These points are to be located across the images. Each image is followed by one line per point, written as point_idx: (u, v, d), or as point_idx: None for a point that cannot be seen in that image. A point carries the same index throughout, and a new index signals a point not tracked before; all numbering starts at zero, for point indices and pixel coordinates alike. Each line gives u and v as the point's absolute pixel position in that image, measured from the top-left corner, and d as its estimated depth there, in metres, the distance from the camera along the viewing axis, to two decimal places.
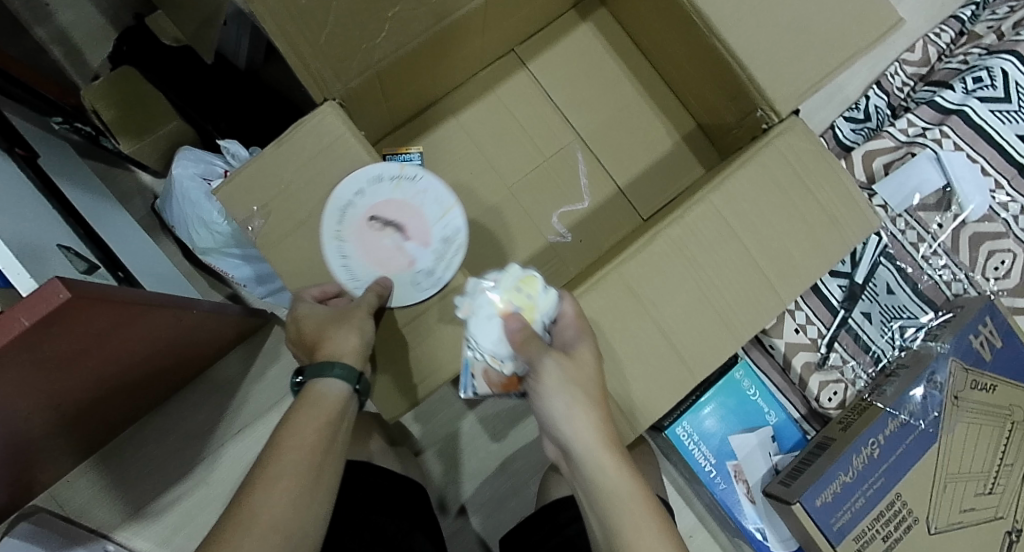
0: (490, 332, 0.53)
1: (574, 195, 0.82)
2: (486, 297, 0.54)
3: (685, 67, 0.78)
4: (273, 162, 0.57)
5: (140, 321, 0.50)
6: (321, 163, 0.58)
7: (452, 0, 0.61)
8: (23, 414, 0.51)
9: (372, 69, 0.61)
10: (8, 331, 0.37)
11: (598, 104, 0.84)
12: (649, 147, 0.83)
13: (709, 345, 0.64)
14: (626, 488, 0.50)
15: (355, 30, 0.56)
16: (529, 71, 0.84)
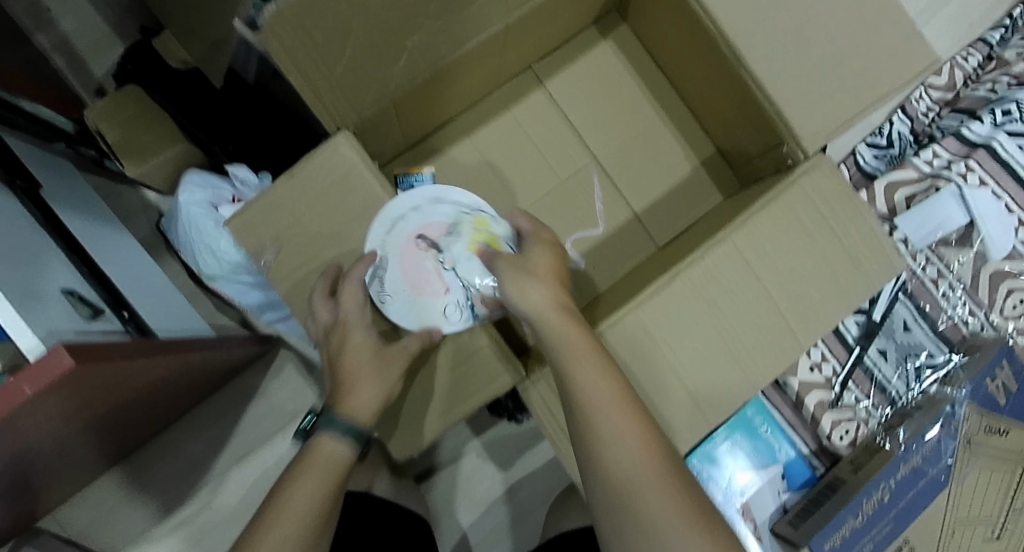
0: (472, 267, 0.59)
1: (590, 221, 0.80)
2: (458, 243, 0.61)
3: (708, 92, 0.76)
4: (284, 194, 0.54)
5: (145, 370, 0.48)
6: (331, 196, 0.55)
7: (473, 26, 0.59)
8: (23, 459, 0.50)
9: (389, 98, 0.60)
10: (10, 403, 0.35)
11: (616, 125, 0.82)
12: (666, 171, 0.81)
13: (726, 388, 0.63)
14: (583, 355, 0.46)
15: (374, 63, 0.54)
16: (546, 89, 0.81)
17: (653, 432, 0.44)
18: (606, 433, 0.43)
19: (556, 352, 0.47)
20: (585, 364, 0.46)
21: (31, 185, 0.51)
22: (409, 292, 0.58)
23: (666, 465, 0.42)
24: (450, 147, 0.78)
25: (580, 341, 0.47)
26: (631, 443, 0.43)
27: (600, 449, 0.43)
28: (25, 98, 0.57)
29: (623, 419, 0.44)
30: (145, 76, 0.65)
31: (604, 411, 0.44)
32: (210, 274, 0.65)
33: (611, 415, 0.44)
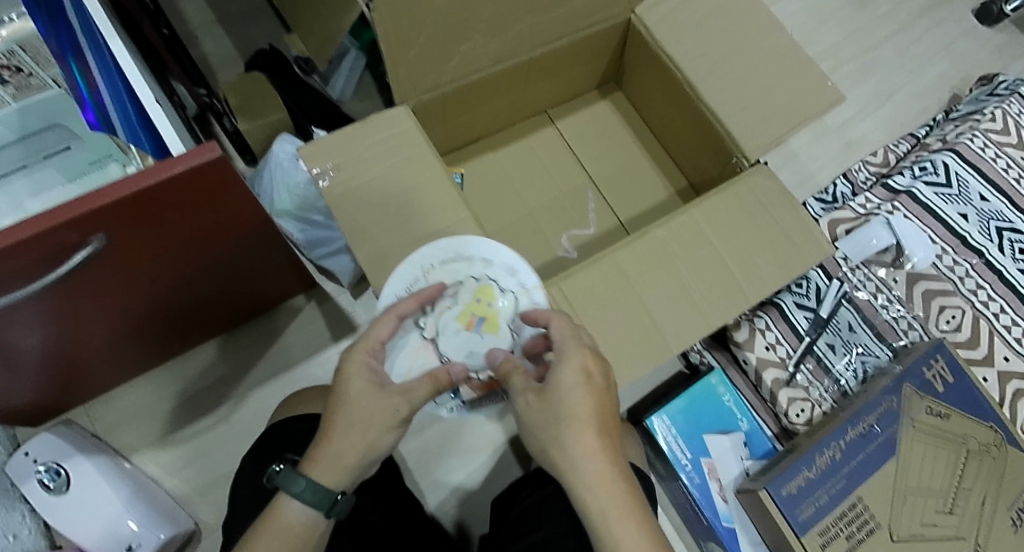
0: (460, 340, 0.74)
1: (583, 223, 0.99)
2: (448, 314, 0.75)
3: (680, 132, 0.99)
4: (353, 135, 0.78)
5: (236, 219, 0.65)
6: (390, 145, 0.79)
7: (505, 52, 0.86)
8: (128, 283, 0.65)
9: (439, 89, 0.85)
10: (168, 172, 0.51)
11: (610, 159, 1.05)
12: (649, 195, 1.02)
13: (680, 323, 0.76)
14: (602, 478, 0.54)
15: (432, 59, 0.79)
16: (555, 128, 1.06)
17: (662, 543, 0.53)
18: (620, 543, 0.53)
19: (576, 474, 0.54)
20: (609, 486, 0.54)
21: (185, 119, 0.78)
22: (425, 345, 0.73)
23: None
24: (477, 160, 1.02)
25: (591, 459, 0.54)
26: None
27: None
28: (177, 80, 0.84)
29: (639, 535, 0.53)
30: (272, 70, 0.91)
31: (618, 531, 0.53)
32: (283, 211, 0.82)
33: (622, 526, 0.53)
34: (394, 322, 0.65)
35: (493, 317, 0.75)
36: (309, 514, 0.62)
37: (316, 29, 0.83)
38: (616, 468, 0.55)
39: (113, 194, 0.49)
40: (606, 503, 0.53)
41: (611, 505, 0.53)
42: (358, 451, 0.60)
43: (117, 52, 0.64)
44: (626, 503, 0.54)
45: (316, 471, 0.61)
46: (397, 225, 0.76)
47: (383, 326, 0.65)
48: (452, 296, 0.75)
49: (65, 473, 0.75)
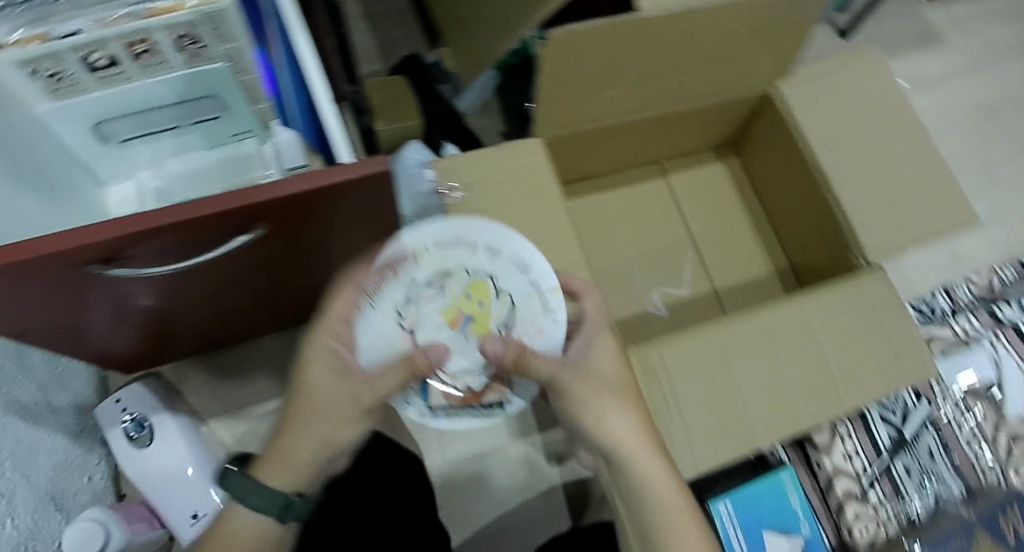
0: (440, 335, 0.64)
1: (677, 281, 0.98)
2: (438, 300, 0.64)
3: (793, 212, 0.97)
4: (487, 161, 0.80)
5: (375, 224, 0.63)
6: (522, 176, 0.80)
7: (644, 102, 0.87)
8: (255, 266, 0.65)
9: (575, 127, 0.86)
10: (330, 178, 0.48)
11: (715, 222, 1.04)
12: (747, 267, 1.01)
13: (770, 410, 0.76)
14: (678, 496, 0.61)
15: (578, 97, 0.80)
16: (666, 179, 1.06)
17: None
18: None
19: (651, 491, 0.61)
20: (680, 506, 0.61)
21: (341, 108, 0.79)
22: (401, 334, 0.64)
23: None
24: (583, 196, 1.02)
25: (663, 475, 0.61)
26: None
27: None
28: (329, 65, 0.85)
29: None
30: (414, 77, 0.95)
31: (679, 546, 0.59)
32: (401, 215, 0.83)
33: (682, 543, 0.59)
34: (352, 298, 0.62)
35: (483, 316, 0.65)
36: (260, 517, 0.62)
37: (474, 44, 0.86)
38: (678, 485, 0.61)
39: (251, 195, 0.47)
40: (674, 522, 0.60)
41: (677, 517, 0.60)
42: (310, 446, 0.60)
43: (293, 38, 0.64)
44: (691, 523, 0.60)
45: (265, 472, 0.62)
46: None
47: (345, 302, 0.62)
48: (441, 288, 0.65)
49: (149, 428, 0.77)
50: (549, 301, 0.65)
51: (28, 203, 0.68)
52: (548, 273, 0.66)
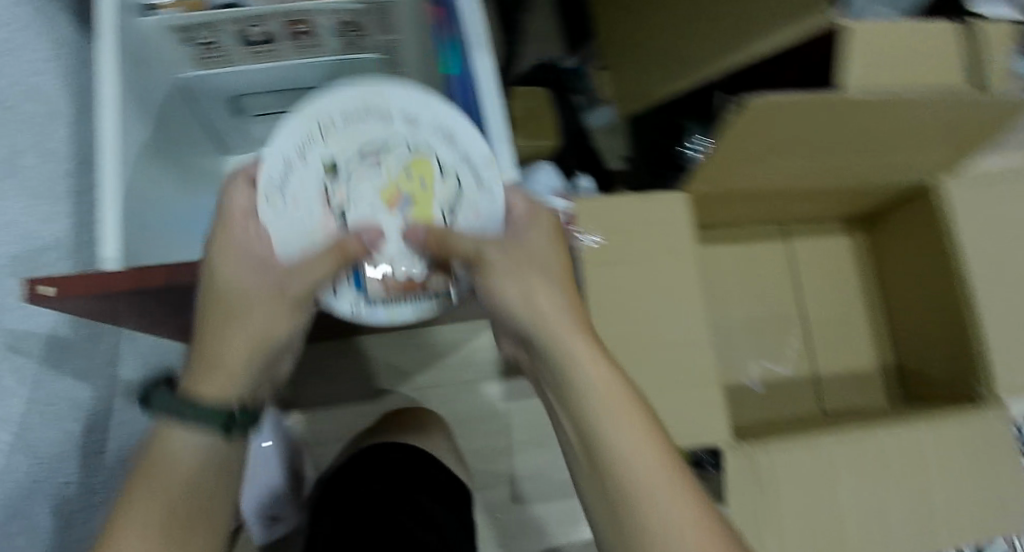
0: (369, 217, 0.49)
1: (779, 359, 0.92)
2: (367, 180, 0.50)
3: (920, 315, 0.91)
4: (632, 209, 0.73)
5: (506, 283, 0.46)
6: (662, 234, 0.74)
7: (804, 175, 0.79)
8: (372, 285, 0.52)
9: (723, 187, 0.79)
10: None
11: (829, 302, 0.98)
12: (853, 359, 0.95)
13: (865, 533, 0.73)
14: (606, 385, 0.45)
15: (743, 163, 0.73)
16: (789, 243, 0.98)
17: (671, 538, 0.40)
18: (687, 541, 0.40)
19: (584, 373, 0.45)
20: (633, 429, 0.43)
21: None
22: (326, 220, 0.49)
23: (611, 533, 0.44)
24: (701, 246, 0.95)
25: (641, 435, 0.43)
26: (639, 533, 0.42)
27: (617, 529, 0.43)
28: None
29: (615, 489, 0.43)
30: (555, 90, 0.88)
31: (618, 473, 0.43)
32: None
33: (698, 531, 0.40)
34: (253, 190, 0.47)
35: (425, 199, 0.50)
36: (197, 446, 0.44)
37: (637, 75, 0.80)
38: (629, 398, 0.45)
39: None
40: (633, 454, 0.43)
41: (641, 448, 0.43)
42: (247, 346, 0.45)
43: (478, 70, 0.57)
44: (633, 443, 0.43)
45: (196, 381, 0.45)
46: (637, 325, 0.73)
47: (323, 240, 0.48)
48: (376, 164, 0.50)
49: None
50: (483, 173, 0.51)
51: (166, 180, 0.65)
52: (463, 121, 0.52)
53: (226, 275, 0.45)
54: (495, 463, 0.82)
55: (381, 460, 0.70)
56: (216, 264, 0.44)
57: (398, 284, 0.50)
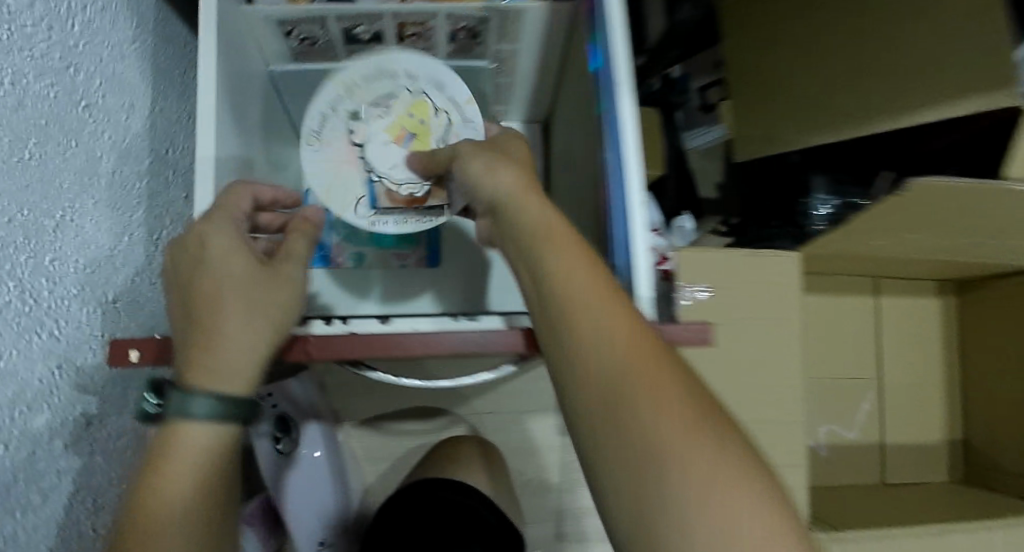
0: (387, 158, 0.51)
1: (848, 424, 0.88)
2: (380, 119, 0.52)
3: (1005, 398, 0.85)
4: (740, 266, 0.66)
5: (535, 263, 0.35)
6: (765, 296, 0.67)
7: (926, 246, 0.71)
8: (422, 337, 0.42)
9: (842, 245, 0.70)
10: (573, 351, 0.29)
11: (906, 367, 0.92)
12: (922, 429, 0.91)
13: None
14: (630, 350, 0.27)
15: (873, 231, 0.65)
16: (875, 299, 0.92)
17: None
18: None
19: (574, 319, 0.29)
20: (695, 419, 0.25)
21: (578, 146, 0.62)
22: (344, 155, 0.52)
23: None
24: None
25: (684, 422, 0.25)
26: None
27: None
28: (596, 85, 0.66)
29: (679, 532, 0.23)
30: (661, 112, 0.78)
31: (692, 508, 0.24)
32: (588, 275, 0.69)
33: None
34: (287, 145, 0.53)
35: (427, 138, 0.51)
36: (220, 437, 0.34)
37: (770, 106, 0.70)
38: (672, 375, 0.27)
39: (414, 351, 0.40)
40: (688, 458, 0.24)
41: (717, 462, 0.24)
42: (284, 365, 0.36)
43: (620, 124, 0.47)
44: (715, 458, 0.24)
45: None
46: (726, 394, 0.67)
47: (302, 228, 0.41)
48: (381, 104, 0.52)
49: (295, 433, 0.65)
50: (467, 113, 0.51)
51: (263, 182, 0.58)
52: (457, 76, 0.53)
53: (236, 257, 0.36)
54: (543, 499, 0.78)
55: (430, 500, 0.63)
56: (200, 239, 0.36)
57: (402, 201, 0.51)
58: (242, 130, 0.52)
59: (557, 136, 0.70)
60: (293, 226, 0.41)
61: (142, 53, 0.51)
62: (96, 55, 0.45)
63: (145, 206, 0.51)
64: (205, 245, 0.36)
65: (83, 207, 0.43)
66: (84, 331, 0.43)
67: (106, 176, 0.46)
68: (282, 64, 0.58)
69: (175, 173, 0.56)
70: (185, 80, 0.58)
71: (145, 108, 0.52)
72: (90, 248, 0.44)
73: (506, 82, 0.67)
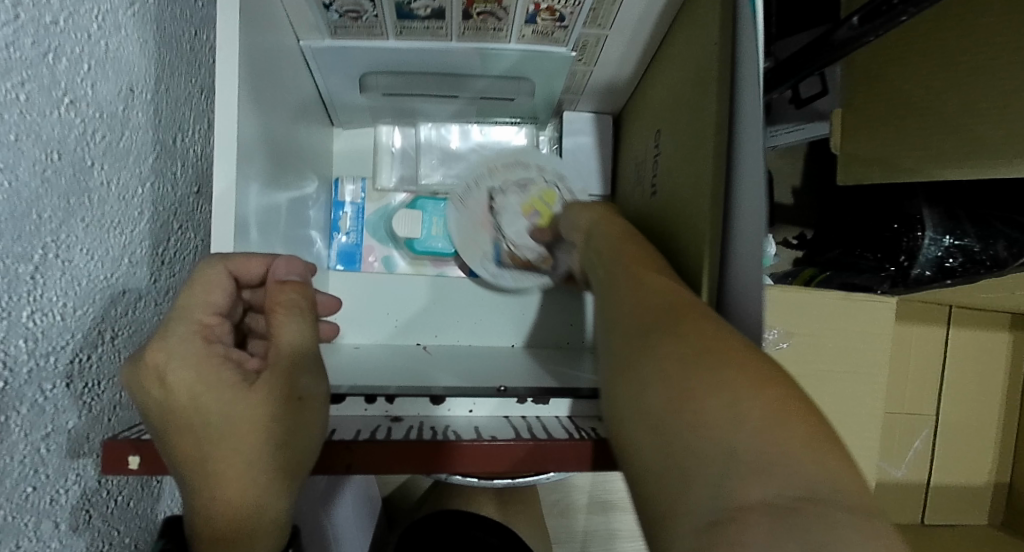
0: (517, 229, 0.59)
1: (895, 459, 0.83)
2: (516, 195, 0.60)
3: None
4: (822, 310, 0.59)
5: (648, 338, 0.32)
6: (845, 345, 0.59)
7: None
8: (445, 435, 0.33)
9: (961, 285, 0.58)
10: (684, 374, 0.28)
11: (969, 404, 0.85)
12: (974, 470, 0.85)
13: None
14: (688, 310, 0.33)
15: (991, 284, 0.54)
16: (948, 330, 0.83)
17: (787, 475, 0.22)
18: (825, 480, 0.22)
19: (643, 287, 0.36)
20: (739, 348, 0.29)
21: (665, 160, 0.50)
22: (482, 220, 0.60)
23: (735, 486, 0.23)
24: None
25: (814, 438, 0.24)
26: (767, 483, 0.22)
27: (743, 511, 0.22)
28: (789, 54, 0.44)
29: (721, 425, 0.25)
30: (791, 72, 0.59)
31: (723, 398, 0.26)
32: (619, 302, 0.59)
33: (844, 480, 0.23)
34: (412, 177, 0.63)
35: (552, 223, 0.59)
36: None
37: (902, 114, 0.55)
38: (722, 328, 0.31)
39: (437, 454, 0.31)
40: (728, 368, 0.27)
41: (754, 377, 0.27)
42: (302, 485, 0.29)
43: (751, 173, 0.35)
44: (758, 375, 0.27)
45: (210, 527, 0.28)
46: None
47: (282, 300, 0.31)
48: (519, 184, 0.60)
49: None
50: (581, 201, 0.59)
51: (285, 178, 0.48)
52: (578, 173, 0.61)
53: (206, 393, 0.27)
54: (572, 520, 0.75)
55: (462, 539, 0.59)
56: (158, 372, 0.27)
57: (521, 261, 0.60)
58: (268, 132, 0.41)
59: (632, 135, 0.59)
60: (270, 300, 0.31)
61: (145, 22, 0.40)
62: (80, 32, 0.34)
63: (150, 215, 0.42)
64: (166, 379, 0.27)
65: (72, 235, 0.34)
66: (71, 389, 0.35)
67: (99, 190, 0.37)
68: (315, 38, 0.47)
69: (184, 165, 0.47)
70: (194, 44, 0.47)
71: (148, 90, 0.42)
72: (82, 284, 0.35)
73: (586, 69, 0.55)
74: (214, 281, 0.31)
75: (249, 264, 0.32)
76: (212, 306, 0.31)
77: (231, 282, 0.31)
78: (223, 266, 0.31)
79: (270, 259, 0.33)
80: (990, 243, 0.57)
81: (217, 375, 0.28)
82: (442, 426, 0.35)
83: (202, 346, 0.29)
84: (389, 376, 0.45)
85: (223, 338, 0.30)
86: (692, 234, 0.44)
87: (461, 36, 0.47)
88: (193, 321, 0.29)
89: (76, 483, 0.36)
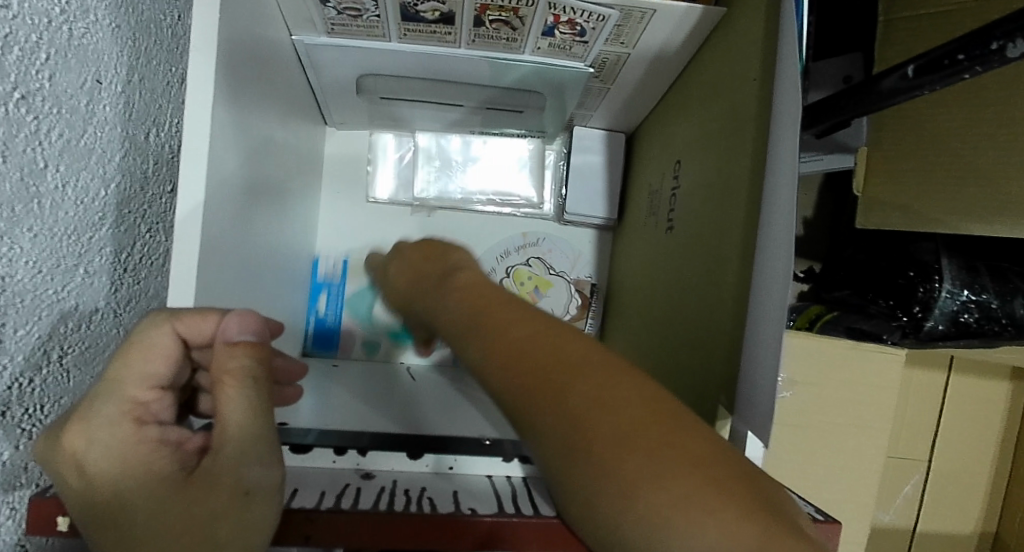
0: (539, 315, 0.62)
1: (880, 501, 0.82)
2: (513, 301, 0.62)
3: None
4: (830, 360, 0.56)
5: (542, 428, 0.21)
6: (847, 395, 0.57)
7: None
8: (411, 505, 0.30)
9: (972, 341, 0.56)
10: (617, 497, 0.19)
11: (965, 453, 0.82)
12: (961, 519, 0.83)
13: None
14: (524, 374, 0.22)
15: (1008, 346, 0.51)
16: (949, 375, 0.81)
17: None
18: None
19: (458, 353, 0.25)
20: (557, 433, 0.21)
21: (681, 193, 0.47)
22: None
23: None
24: None
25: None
26: None
27: None
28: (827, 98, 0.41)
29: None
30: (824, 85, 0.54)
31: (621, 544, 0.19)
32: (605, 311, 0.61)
33: None
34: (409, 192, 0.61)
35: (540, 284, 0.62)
36: None
37: (935, 140, 0.48)
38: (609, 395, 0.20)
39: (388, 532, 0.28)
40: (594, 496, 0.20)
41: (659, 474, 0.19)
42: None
43: (775, 233, 0.31)
44: (612, 476, 0.19)
45: None
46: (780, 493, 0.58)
47: (231, 367, 0.27)
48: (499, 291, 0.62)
49: None
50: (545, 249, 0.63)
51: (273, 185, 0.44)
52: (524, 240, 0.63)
53: (130, 486, 0.26)
54: None
55: None
56: (78, 460, 0.26)
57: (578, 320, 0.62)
58: (249, 141, 0.37)
59: (647, 157, 0.56)
60: (217, 367, 0.27)
61: (120, 5, 0.36)
62: (39, 17, 0.30)
63: (112, 218, 0.38)
64: (87, 466, 0.26)
65: (16, 247, 0.31)
66: (5, 420, 0.32)
67: (53, 195, 0.33)
68: (314, 34, 0.43)
69: (157, 163, 0.43)
70: (177, 30, 0.43)
71: (119, 81, 0.37)
72: (24, 300, 0.31)
73: (603, 87, 0.51)
74: (156, 347, 0.28)
75: (197, 321, 0.28)
76: (152, 379, 0.28)
77: (175, 344, 0.29)
78: (170, 328, 0.29)
79: (220, 314, 0.29)
80: (1007, 300, 0.55)
81: (149, 465, 0.26)
82: (417, 488, 0.32)
83: (131, 432, 0.27)
84: (364, 408, 0.42)
85: (161, 415, 0.28)
86: (703, 281, 0.41)
87: (470, 43, 0.43)
88: (123, 401, 0.27)
89: (10, 518, 0.33)
